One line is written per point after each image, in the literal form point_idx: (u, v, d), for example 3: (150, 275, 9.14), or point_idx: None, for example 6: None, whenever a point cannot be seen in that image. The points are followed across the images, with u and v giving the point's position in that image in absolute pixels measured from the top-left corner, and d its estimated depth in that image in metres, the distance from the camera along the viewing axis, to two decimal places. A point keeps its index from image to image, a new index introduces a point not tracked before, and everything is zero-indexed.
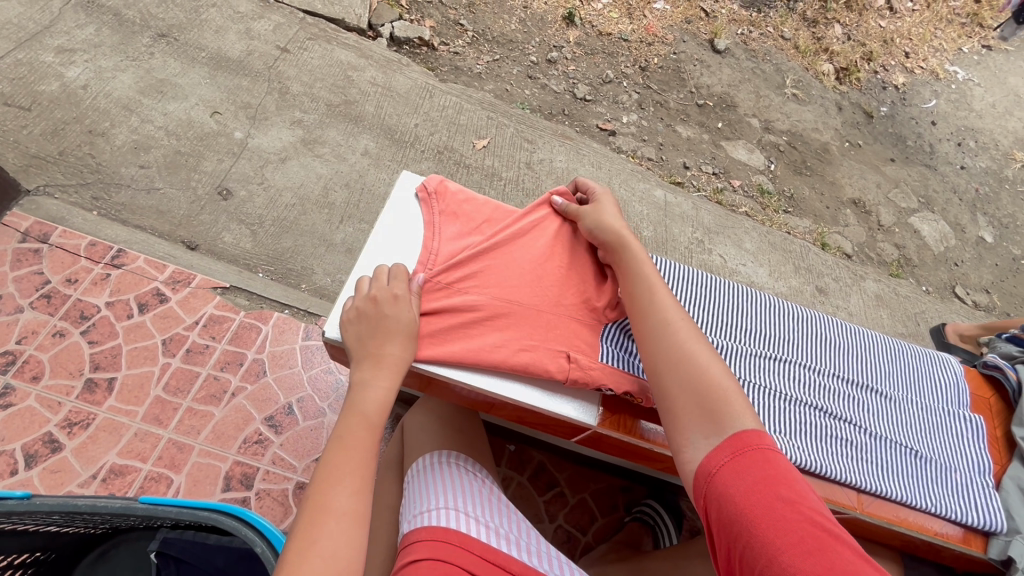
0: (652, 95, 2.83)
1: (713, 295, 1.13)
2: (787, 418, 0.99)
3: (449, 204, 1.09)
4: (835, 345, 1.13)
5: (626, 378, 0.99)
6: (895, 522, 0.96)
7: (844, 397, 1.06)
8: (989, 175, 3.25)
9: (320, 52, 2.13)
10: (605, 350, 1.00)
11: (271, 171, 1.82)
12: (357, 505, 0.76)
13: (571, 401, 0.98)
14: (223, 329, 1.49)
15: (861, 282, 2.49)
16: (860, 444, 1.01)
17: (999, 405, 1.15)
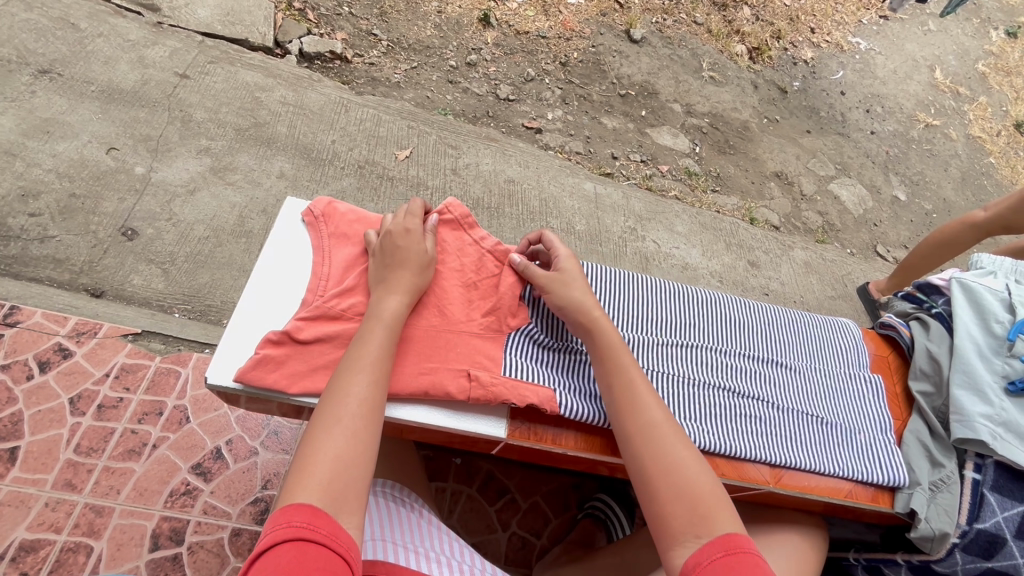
0: (575, 89, 2.86)
1: (616, 288, 1.14)
2: (696, 405, 1.02)
3: (339, 225, 1.06)
4: (741, 324, 1.16)
5: (528, 388, 0.98)
6: (807, 490, 0.99)
7: (751, 374, 1.10)
8: (897, 137, 3.44)
9: (224, 75, 2.04)
10: (507, 363, 1.00)
11: (180, 205, 1.72)
12: (373, 394, 0.83)
13: (478, 416, 0.97)
14: (138, 378, 1.41)
15: (790, 251, 2.59)
16: (768, 418, 1.04)
17: (897, 362, 1.21)
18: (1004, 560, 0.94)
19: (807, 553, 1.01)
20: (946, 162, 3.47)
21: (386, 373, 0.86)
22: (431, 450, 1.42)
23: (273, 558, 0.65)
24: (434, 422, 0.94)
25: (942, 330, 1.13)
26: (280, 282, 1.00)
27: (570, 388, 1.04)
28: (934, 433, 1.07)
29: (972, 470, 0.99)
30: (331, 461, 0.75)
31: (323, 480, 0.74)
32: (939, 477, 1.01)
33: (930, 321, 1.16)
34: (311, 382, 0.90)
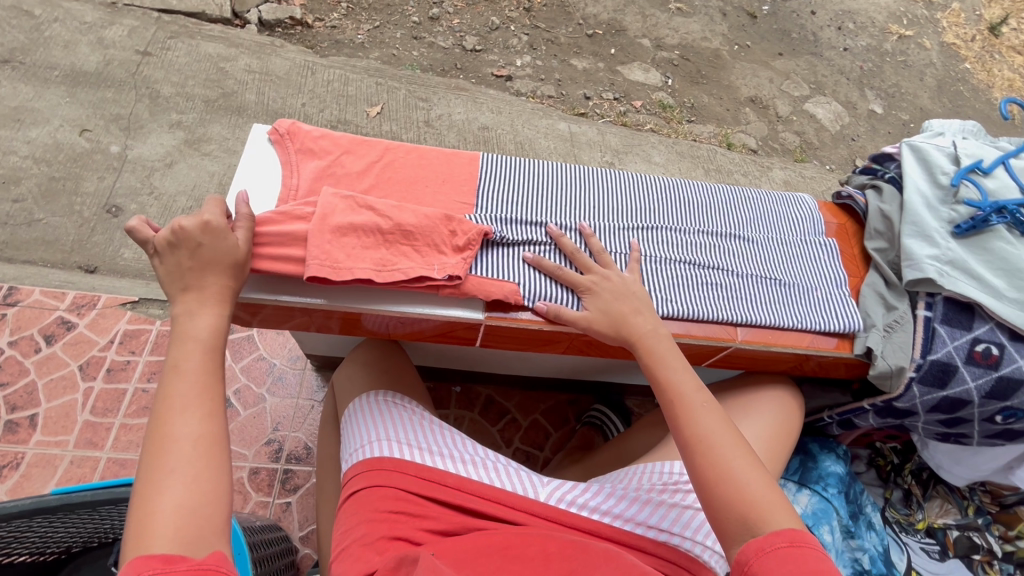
0: (541, 34, 2.84)
1: (576, 183, 1.19)
2: (660, 277, 1.06)
3: (304, 142, 1.07)
4: (699, 205, 1.20)
5: (495, 283, 0.97)
6: (770, 344, 1.04)
7: (713, 247, 1.13)
8: (871, 52, 3.42)
9: (185, 49, 2.03)
10: (475, 264, 0.98)
11: (159, 178, 1.75)
12: (205, 429, 0.72)
13: (453, 307, 0.98)
14: (141, 342, 1.45)
15: (769, 172, 2.63)
16: (728, 284, 1.08)
17: (855, 229, 1.22)
18: (954, 386, 0.98)
19: (789, 409, 1.08)
20: (921, 71, 3.46)
21: (214, 396, 0.75)
22: (431, 380, 1.49)
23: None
24: (406, 312, 0.96)
25: (894, 190, 1.13)
26: (253, 194, 1.00)
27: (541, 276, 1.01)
28: (888, 282, 1.08)
29: (924, 309, 1.00)
30: (175, 509, 0.65)
31: (172, 528, 0.64)
32: (894, 319, 1.03)
33: (884, 185, 1.15)
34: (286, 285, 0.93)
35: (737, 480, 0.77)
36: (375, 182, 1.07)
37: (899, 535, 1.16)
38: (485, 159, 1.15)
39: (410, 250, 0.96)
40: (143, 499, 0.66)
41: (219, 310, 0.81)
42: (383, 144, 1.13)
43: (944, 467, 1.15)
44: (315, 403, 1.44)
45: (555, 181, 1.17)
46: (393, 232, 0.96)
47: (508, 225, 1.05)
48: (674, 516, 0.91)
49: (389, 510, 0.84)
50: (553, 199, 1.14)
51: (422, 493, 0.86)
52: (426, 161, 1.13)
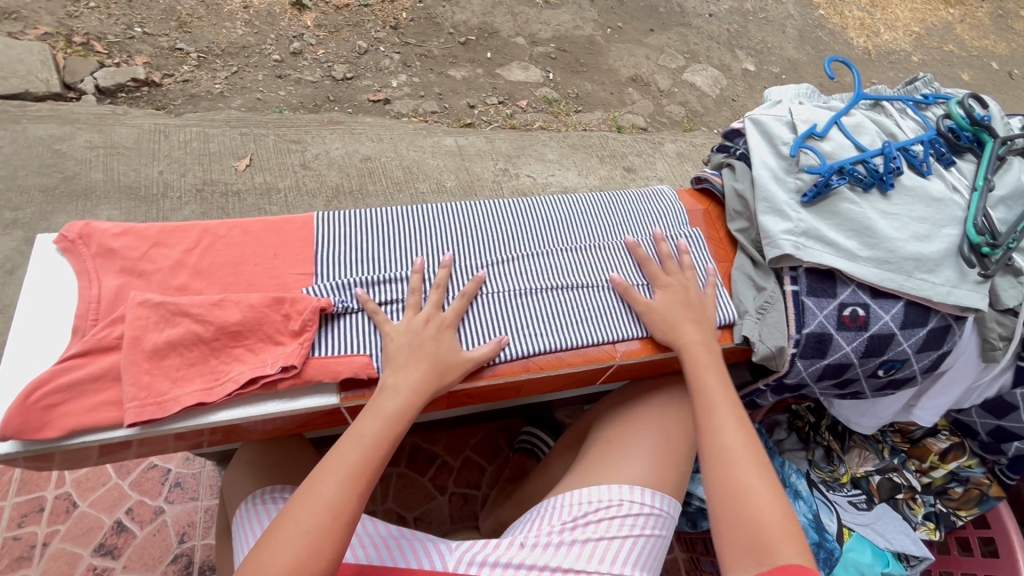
0: (413, 50, 2.76)
1: (430, 224, 1.12)
2: (530, 311, 1.02)
3: (100, 243, 0.95)
4: (558, 219, 1.17)
5: (342, 361, 0.90)
6: (652, 352, 1.03)
7: (578, 262, 1.10)
8: (734, 14, 3.57)
9: (10, 136, 1.82)
10: (317, 344, 0.90)
11: (1, 288, 1.55)
12: (340, 500, 0.79)
13: (303, 397, 0.88)
14: (5, 484, 1.27)
15: (661, 147, 2.67)
16: (598, 301, 1.05)
17: (718, 210, 1.22)
18: (834, 352, 1.00)
19: (688, 409, 1.05)
20: (783, 24, 3.64)
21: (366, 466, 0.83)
22: None
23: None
24: (249, 413, 0.87)
25: (745, 167, 1.15)
26: (47, 321, 0.90)
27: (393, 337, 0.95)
28: (755, 261, 1.10)
29: (791, 283, 1.02)
30: None
31: None
32: (765, 300, 1.04)
33: (737, 164, 1.17)
34: (88, 421, 0.81)
35: (750, 502, 0.85)
36: (195, 272, 0.97)
37: (826, 494, 1.22)
38: (320, 220, 1.07)
39: (243, 350, 0.88)
40: (268, 543, 0.76)
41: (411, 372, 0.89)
42: (197, 227, 1.03)
43: (853, 421, 1.17)
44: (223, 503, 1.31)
45: (404, 226, 1.11)
46: (218, 333, 0.87)
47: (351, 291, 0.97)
48: (591, 554, 0.87)
49: None
50: (404, 248, 1.08)
51: None
52: (252, 236, 1.04)
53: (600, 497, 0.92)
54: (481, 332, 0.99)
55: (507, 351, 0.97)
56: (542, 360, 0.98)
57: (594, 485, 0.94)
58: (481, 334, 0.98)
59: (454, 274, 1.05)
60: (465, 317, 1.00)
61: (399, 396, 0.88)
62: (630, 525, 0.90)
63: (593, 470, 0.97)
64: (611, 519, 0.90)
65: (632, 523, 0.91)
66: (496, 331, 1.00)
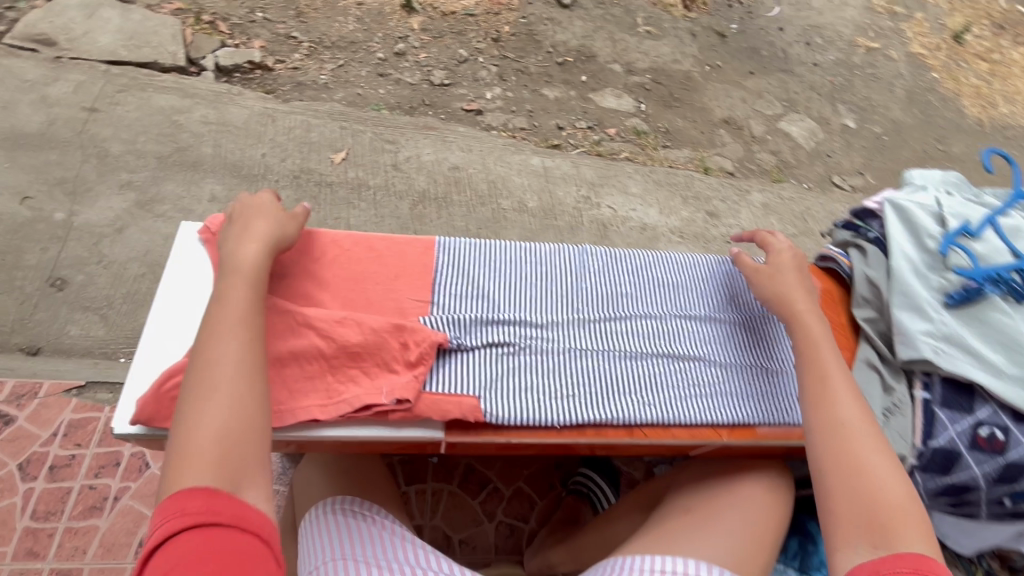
0: (511, 64, 2.79)
1: (544, 269, 1.18)
2: (635, 377, 1.06)
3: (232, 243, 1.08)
4: (664, 283, 1.20)
5: (451, 401, 0.95)
6: (760, 437, 1.03)
7: (685, 333, 1.13)
8: (840, 66, 3.44)
9: (136, 102, 1.94)
10: (430, 379, 0.97)
11: (109, 245, 1.65)
12: (231, 409, 0.81)
13: (408, 430, 0.94)
14: (88, 433, 1.35)
15: (747, 196, 2.59)
16: (705, 378, 1.08)
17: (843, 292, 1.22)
18: (960, 471, 1.00)
19: (779, 500, 1.01)
20: (890, 83, 3.48)
21: (239, 375, 0.83)
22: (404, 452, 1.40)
23: (169, 556, 0.66)
24: (355, 434, 0.93)
25: (878, 253, 1.17)
26: (180, 310, 1.03)
27: (496, 381, 1.00)
28: (881, 356, 1.10)
29: (922, 390, 1.04)
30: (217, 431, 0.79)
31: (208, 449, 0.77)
32: (891, 402, 1.04)
33: (868, 247, 1.19)
34: None
35: (869, 477, 0.86)
36: (319, 282, 1.07)
37: None
38: (439, 248, 1.15)
39: (358, 371, 0.95)
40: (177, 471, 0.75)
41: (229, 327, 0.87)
42: (324, 235, 1.13)
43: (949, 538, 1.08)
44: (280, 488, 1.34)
45: (519, 272, 1.16)
46: (338, 351, 0.95)
47: (466, 329, 1.05)
48: None
49: None
50: (518, 291, 1.14)
51: None
52: (374, 253, 1.14)
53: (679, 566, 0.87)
54: (591, 394, 1.03)
55: (615, 416, 1.01)
56: (645, 428, 1.01)
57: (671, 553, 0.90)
58: (590, 395, 1.03)
59: (564, 325, 1.11)
60: (575, 376, 1.04)
61: (221, 340, 0.85)
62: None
63: (672, 537, 0.94)
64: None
65: None
66: (605, 391, 1.04)
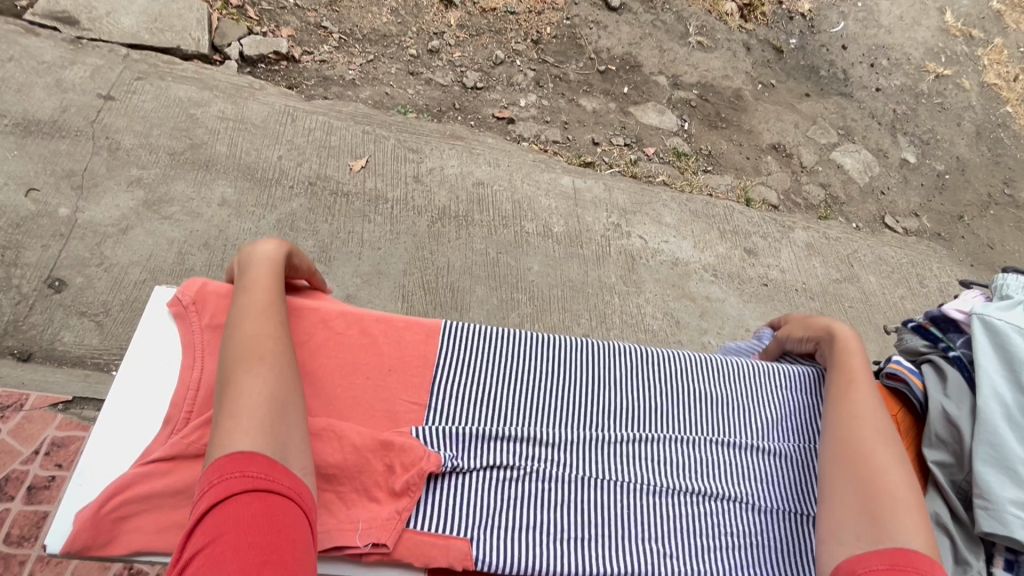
0: (549, 69, 2.63)
1: (566, 374, 1.11)
2: (665, 520, 1.00)
3: (207, 321, 1.03)
4: (700, 404, 1.12)
5: (435, 546, 0.91)
6: None
7: (721, 468, 1.06)
8: (905, 92, 3.18)
9: (153, 92, 1.85)
10: (414, 513, 0.93)
11: (112, 247, 1.58)
12: (274, 378, 0.89)
13: (385, 571, 0.91)
14: (71, 454, 1.29)
15: (790, 233, 2.41)
16: (741, 525, 1.02)
17: (909, 423, 1.09)
18: None
19: None
20: (959, 115, 3.21)
21: (281, 356, 0.92)
22: None
23: (230, 517, 0.73)
24: (324, 571, 0.90)
25: (959, 380, 1.04)
26: (139, 400, 0.97)
27: (499, 521, 0.95)
28: (957, 515, 0.98)
29: (1003, 569, 0.94)
30: (260, 394, 0.86)
31: (249, 409, 0.84)
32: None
33: (946, 371, 1.06)
34: (152, 544, 0.86)
35: (877, 477, 0.93)
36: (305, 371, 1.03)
37: None
38: (444, 347, 1.09)
39: (333, 495, 0.92)
40: (227, 433, 0.82)
41: (262, 309, 0.96)
42: (314, 312, 1.08)
43: None
44: None
45: (541, 384, 1.09)
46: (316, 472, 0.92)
47: (472, 448, 0.99)
48: None
49: None
50: (536, 403, 1.07)
51: None
52: (367, 337, 1.09)
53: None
54: (615, 544, 0.97)
55: (636, 573, 0.94)
56: None
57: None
58: (614, 544, 0.97)
59: (586, 448, 1.04)
60: (598, 517, 0.99)
61: (255, 320, 0.94)
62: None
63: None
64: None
65: None
66: (631, 533, 0.98)
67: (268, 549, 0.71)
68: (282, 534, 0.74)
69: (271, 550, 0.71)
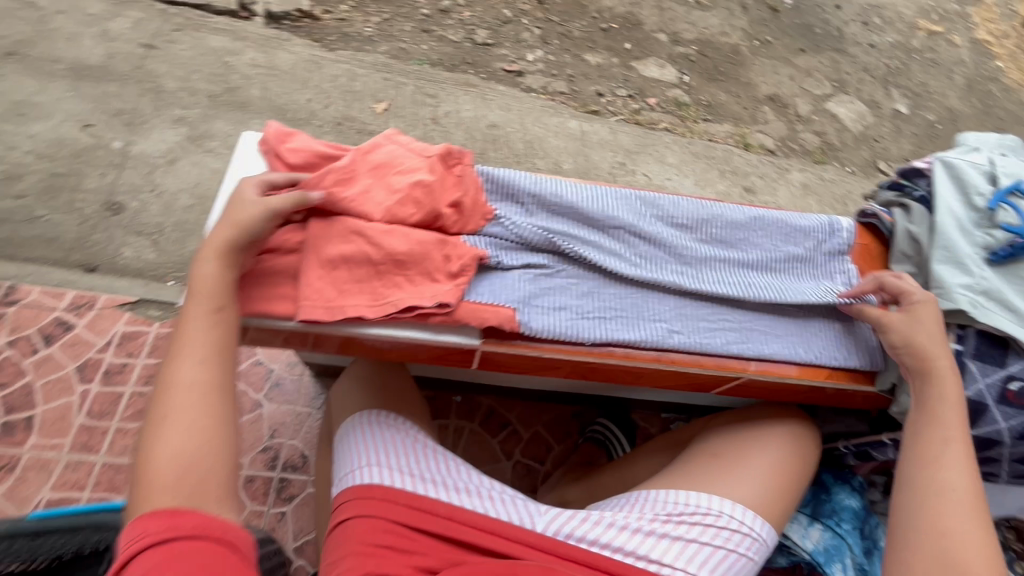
0: (554, 27, 2.75)
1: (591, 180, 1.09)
2: (674, 304, 1.04)
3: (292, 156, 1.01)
4: (717, 216, 1.14)
5: (490, 309, 0.94)
6: (785, 375, 1.03)
7: (731, 263, 1.08)
8: (897, 48, 3.29)
9: (190, 42, 2.00)
10: (472, 289, 0.95)
11: (161, 175, 1.73)
12: (207, 379, 0.75)
13: (449, 335, 0.93)
14: (139, 344, 1.44)
15: (787, 174, 2.54)
16: (744, 311, 1.06)
17: (879, 248, 1.19)
18: (986, 425, 1.01)
19: (800, 443, 1.06)
20: (950, 70, 3.32)
21: (222, 349, 0.78)
22: (431, 390, 1.45)
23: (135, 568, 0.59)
24: (395, 334, 0.92)
25: (923, 210, 1.13)
26: None
27: (532, 295, 0.98)
28: None
29: (955, 343, 1.03)
30: (192, 385, 0.74)
31: (179, 404, 0.72)
32: None
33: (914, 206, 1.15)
34: (264, 308, 0.89)
35: (932, 482, 0.87)
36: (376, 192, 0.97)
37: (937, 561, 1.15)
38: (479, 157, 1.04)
39: (402, 279, 0.92)
40: (144, 480, 0.67)
41: (214, 254, 0.83)
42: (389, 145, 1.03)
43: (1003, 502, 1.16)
44: (312, 410, 1.41)
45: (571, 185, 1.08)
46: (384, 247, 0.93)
47: (505, 240, 1.01)
48: (676, 553, 0.85)
49: (379, 544, 0.76)
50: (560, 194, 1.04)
51: (415, 526, 0.78)
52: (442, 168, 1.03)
53: (699, 502, 0.92)
54: (627, 320, 1.01)
55: (643, 341, 0.99)
56: (675, 355, 1.01)
57: (699, 489, 0.95)
58: (625, 321, 1.00)
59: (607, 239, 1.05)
60: (613, 298, 1.02)
61: (211, 263, 0.83)
62: (725, 537, 0.89)
63: (698, 475, 0.98)
64: (706, 526, 0.89)
65: (724, 536, 0.89)
66: (643, 313, 1.02)
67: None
68: (210, 558, 0.62)
69: (195, 572, 0.60)
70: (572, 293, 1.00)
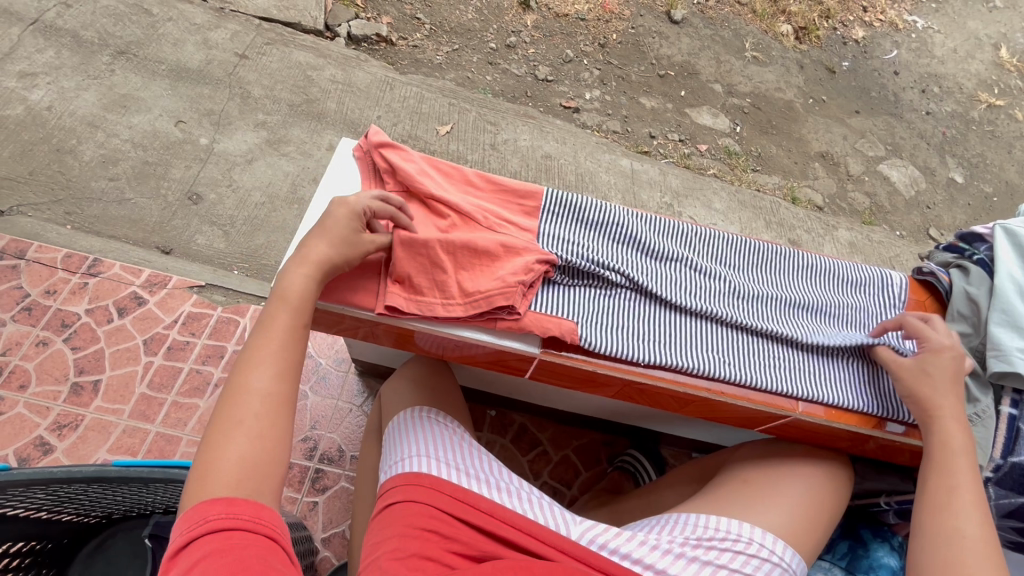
0: (613, 70, 2.86)
1: (647, 222, 1.17)
2: (725, 338, 1.07)
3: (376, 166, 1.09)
4: (774, 268, 1.18)
5: (552, 321, 0.98)
6: (833, 420, 1.03)
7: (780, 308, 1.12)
8: (955, 118, 3.27)
9: (279, 55, 2.17)
10: (535, 300, 1.00)
11: (239, 172, 1.86)
12: (276, 395, 0.77)
13: (511, 341, 0.98)
14: (202, 325, 1.54)
15: (834, 231, 2.54)
16: (795, 353, 1.08)
17: (934, 306, 1.21)
18: None
19: (834, 489, 1.04)
20: (1010, 144, 3.28)
21: (294, 367, 0.81)
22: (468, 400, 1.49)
23: (196, 550, 0.62)
24: (460, 334, 0.98)
25: (982, 273, 1.14)
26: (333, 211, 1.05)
27: (590, 312, 1.02)
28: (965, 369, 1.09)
29: (1009, 406, 1.04)
30: (256, 393, 0.76)
31: (245, 409, 0.75)
32: (974, 411, 1.04)
33: (972, 267, 1.16)
34: (347, 297, 0.95)
35: (950, 531, 0.86)
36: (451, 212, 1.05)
37: None
38: (550, 195, 1.12)
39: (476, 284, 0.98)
40: (204, 476, 0.69)
41: (313, 269, 0.87)
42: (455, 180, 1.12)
43: None
44: (353, 406, 1.47)
45: (632, 226, 1.14)
46: (460, 246, 0.98)
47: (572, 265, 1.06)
48: None
49: (423, 527, 0.80)
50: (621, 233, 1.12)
51: (457, 516, 0.82)
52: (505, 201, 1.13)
53: (729, 528, 0.92)
54: (682, 347, 1.03)
55: (696, 368, 1.02)
56: (726, 387, 1.03)
57: (729, 516, 0.95)
58: (679, 348, 1.03)
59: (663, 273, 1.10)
60: (667, 325, 1.05)
61: (299, 273, 0.86)
62: (755, 566, 0.88)
63: (730, 503, 0.98)
64: (736, 552, 0.89)
65: (754, 565, 0.88)
66: (697, 345, 1.04)
67: (236, 567, 0.60)
68: (242, 559, 0.62)
69: (236, 563, 0.61)
70: (629, 317, 1.04)
